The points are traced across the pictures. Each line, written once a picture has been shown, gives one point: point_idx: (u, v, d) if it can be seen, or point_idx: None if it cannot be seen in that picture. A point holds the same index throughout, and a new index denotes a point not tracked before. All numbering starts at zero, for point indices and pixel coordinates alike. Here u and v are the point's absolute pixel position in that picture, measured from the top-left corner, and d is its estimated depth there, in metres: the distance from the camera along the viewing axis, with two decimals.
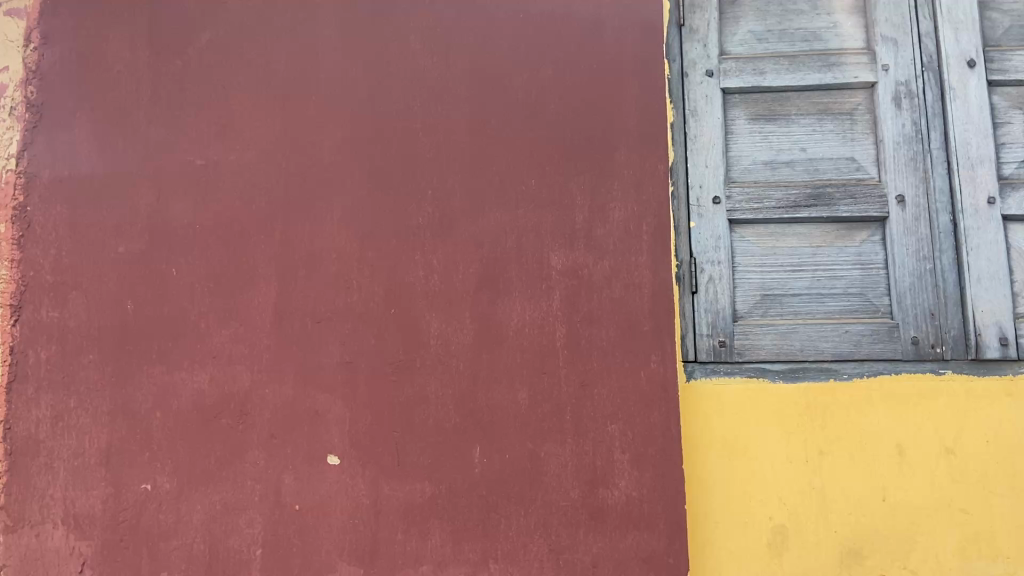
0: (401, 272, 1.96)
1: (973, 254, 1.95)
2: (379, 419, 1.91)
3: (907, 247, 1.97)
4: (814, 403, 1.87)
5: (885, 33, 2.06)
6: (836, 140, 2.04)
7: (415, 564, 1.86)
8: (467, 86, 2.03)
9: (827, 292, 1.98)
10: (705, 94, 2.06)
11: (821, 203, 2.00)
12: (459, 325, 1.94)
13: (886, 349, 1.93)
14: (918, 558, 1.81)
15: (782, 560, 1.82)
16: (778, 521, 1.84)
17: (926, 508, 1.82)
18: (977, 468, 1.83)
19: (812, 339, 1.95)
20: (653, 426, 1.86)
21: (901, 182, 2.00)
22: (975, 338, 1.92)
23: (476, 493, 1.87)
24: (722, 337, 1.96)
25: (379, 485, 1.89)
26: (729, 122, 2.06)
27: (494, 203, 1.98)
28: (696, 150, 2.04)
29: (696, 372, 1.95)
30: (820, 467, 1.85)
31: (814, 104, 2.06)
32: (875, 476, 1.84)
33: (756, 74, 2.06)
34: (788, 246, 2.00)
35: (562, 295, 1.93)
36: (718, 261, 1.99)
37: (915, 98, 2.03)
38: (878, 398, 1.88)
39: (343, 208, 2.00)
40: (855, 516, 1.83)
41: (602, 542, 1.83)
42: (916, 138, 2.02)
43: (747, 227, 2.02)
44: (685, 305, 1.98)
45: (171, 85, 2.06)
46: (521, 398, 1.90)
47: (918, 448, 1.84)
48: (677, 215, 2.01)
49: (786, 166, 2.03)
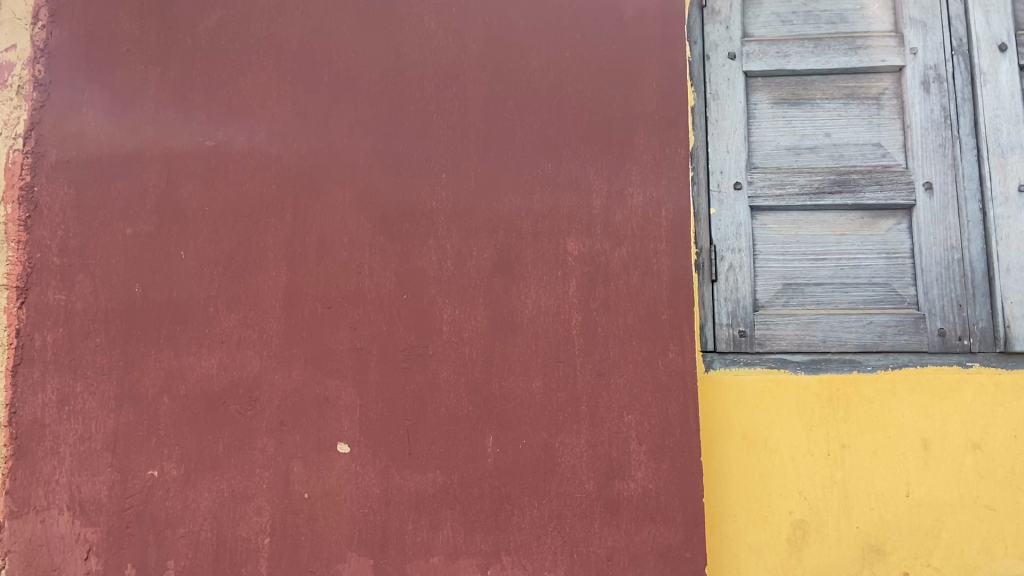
0: (414, 257, 1.92)
1: (1004, 243, 1.87)
2: (390, 406, 1.87)
3: (935, 235, 1.90)
4: (837, 395, 1.82)
5: (914, 15, 1.99)
6: (862, 126, 1.97)
7: (426, 554, 1.82)
8: (482, 67, 1.98)
9: (851, 282, 1.92)
10: (727, 77, 1.99)
11: (846, 190, 1.93)
12: (472, 312, 1.89)
13: (912, 341, 1.86)
14: (943, 556, 1.76)
15: (802, 555, 1.78)
16: (798, 516, 1.79)
17: (952, 505, 1.76)
18: (1004, 464, 1.77)
19: (835, 330, 1.88)
20: (670, 417, 1.81)
21: (929, 168, 1.93)
22: (1004, 331, 1.84)
23: (489, 483, 1.83)
24: (742, 327, 1.90)
25: (389, 474, 1.85)
26: (751, 106, 2.00)
27: (509, 187, 1.93)
28: (716, 135, 1.98)
29: (715, 362, 1.90)
30: (842, 461, 1.79)
31: (839, 88, 1.99)
32: (900, 471, 1.78)
33: (780, 57, 1.99)
34: (811, 234, 1.94)
35: (579, 281, 1.88)
36: (739, 249, 1.93)
37: (944, 83, 1.96)
38: (903, 391, 1.81)
39: (355, 191, 1.95)
40: (878, 512, 1.78)
41: (617, 535, 1.79)
42: (944, 124, 1.94)
43: (769, 214, 1.96)
44: (704, 294, 1.93)
45: (180, 64, 2.02)
46: (536, 386, 1.85)
47: (944, 442, 1.78)
48: (696, 201, 1.96)
49: (809, 151, 1.97)
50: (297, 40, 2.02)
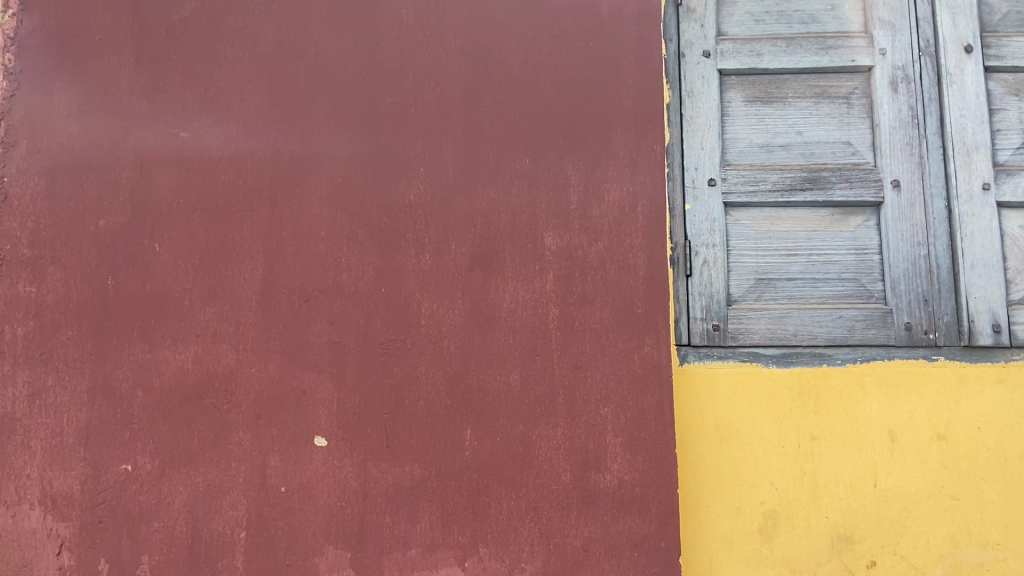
0: (393, 251, 1.92)
1: (967, 240, 1.92)
2: (367, 399, 1.87)
3: (902, 232, 1.95)
4: (807, 387, 1.86)
5: (883, 16, 2.03)
6: (832, 124, 2.01)
7: (403, 547, 1.83)
8: (461, 62, 1.99)
9: (821, 277, 1.95)
10: (702, 75, 2.02)
11: (817, 187, 1.97)
12: (450, 305, 1.90)
13: (880, 335, 1.91)
14: (909, 544, 1.80)
15: (774, 545, 1.81)
16: (769, 506, 1.82)
17: (918, 495, 1.81)
18: (967, 455, 1.82)
19: (806, 324, 1.92)
20: (646, 410, 1.83)
21: (897, 166, 1.97)
22: (968, 325, 1.89)
23: (466, 476, 1.84)
24: (716, 321, 1.94)
25: (367, 467, 1.85)
26: (725, 104, 2.03)
27: (488, 182, 1.94)
28: (691, 131, 2.01)
29: (689, 356, 1.92)
30: (812, 452, 1.83)
31: (810, 87, 2.03)
32: (867, 462, 1.83)
33: (753, 56, 2.02)
34: (783, 230, 1.98)
35: (556, 276, 1.90)
36: (713, 244, 1.96)
37: (912, 83, 2.00)
38: (871, 383, 1.86)
39: (332, 184, 1.95)
40: (846, 502, 1.82)
41: (593, 526, 1.81)
42: (912, 123, 1.98)
43: (742, 210, 1.99)
44: (679, 288, 1.96)
45: (154, 54, 1.99)
46: (513, 379, 1.87)
47: (910, 434, 1.83)
48: (672, 197, 1.98)
49: (782, 149, 2.00)
50: (274, 32, 2.00)
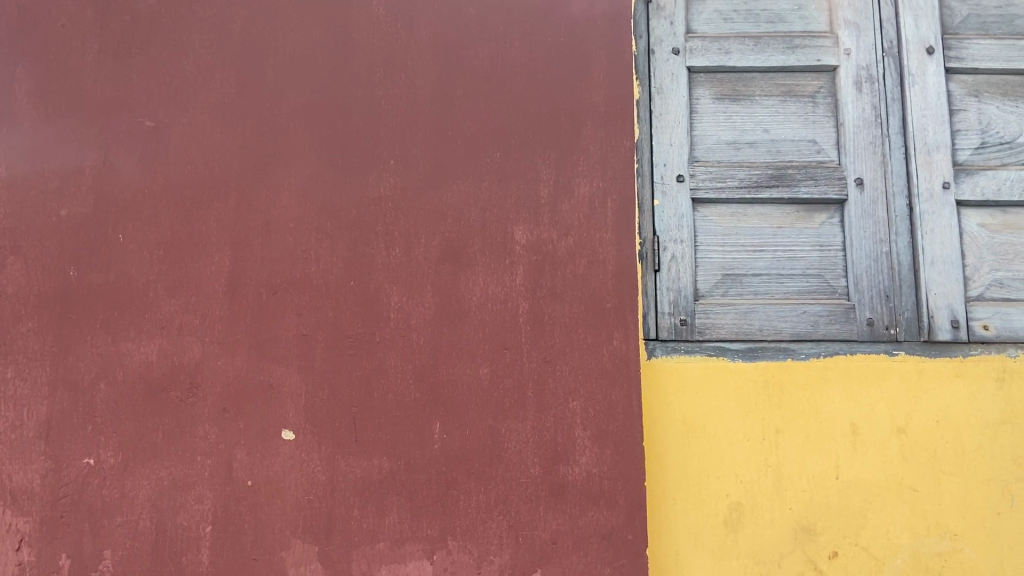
0: (362, 244, 1.91)
1: (928, 238, 1.95)
2: (336, 393, 1.86)
3: (865, 229, 1.97)
4: (772, 381, 1.89)
5: (848, 17, 2.05)
6: (798, 122, 2.03)
7: (371, 540, 1.83)
8: (431, 55, 1.98)
9: (786, 273, 1.98)
10: (671, 72, 2.04)
11: (782, 184, 1.99)
12: (420, 299, 1.90)
13: (842, 330, 1.93)
14: (869, 535, 1.83)
15: (738, 536, 1.84)
16: (734, 498, 1.85)
17: (878, 486, 1.84)
18: (927, 447, 1.84)
19: (770, 319, 1.95)
20: (615, 403, 1.85)
21: (860, 165, 1.99)
22: (928, 320, 1.92)
23: (435, 469, 1.84)
24: (683, 316, 1.96)
25: (335, 461, 1.85)
26: (694, 101, 2.05)
27: (458, 176, 1.94)
28: (660, 128, 2.02)
29: (657, 350, 1.95)
30: (776, 445, 1.86)
31: (776, 85, 2.05)
32: (830, 455, 1.85)
33: (721, 54, 2.04)
34: (750, 226, 2.00)
35: (526, 270, 1.91)
36: (681, 240, 1.99)
37: (875, 83, 2.02)
38: (833, 377, 1.89)
39: (301, 176, 1.94)
40: (809, 494, 1.84)
41: (562, 518, 1.82)
42: (875, 122, 2.01)
43: (710, 207, 2.01)
44: (647, 283, 1.97)
45: (119, 42, 1.96)
46: (483, 373, 1.87)
47: (871, 427, 1.86)
48: (641, 192, 2.00)
49: (748, 146, 2.02)
50: (242, 22, 1.98)
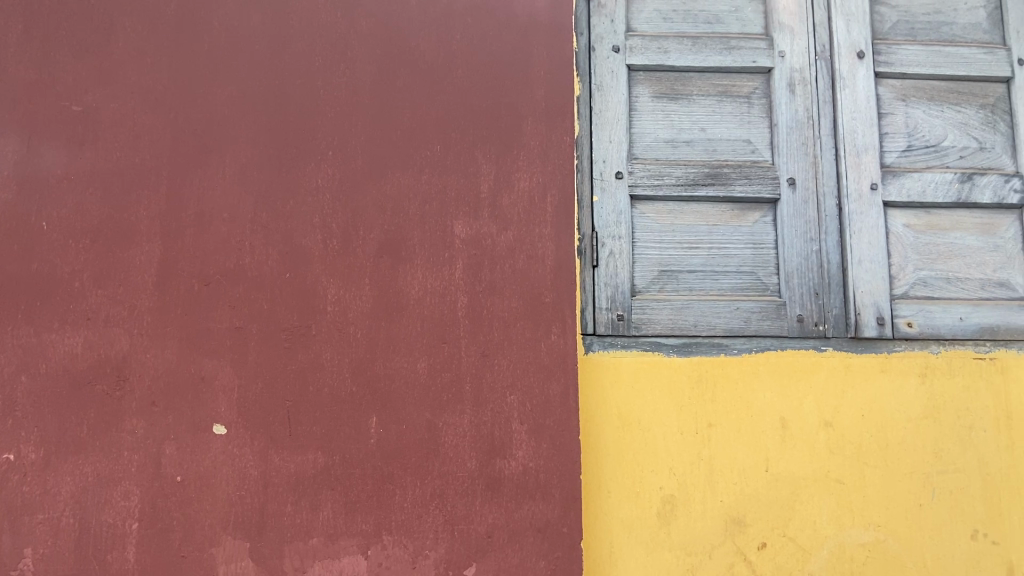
0: (298, 235, 1.89)
1: (856, 237, 2.00)
2: (270, 386, 1.84)
3: (796, 228, 2.02)
4: (705, 376, 1.92)
5: (783, 21, 2.10)
6: (734, 122, 2.07)
7: (304, 536, 1.80)
8: (371, 45, 1.96)
9: (720, 270, 2.01)
10: (611, 69, 2.06)
11: (718, 182, 2.03)
12: (357, 292, 1.88)
13: (773, 326, 1.97)
14: (797, 526, 1.87)
15: (670, 528, 1.86)
16: (667, 491, 1.88)
17: (805, 479, 1.88)
18: (852, 441, 1.90)
19: (705, 315, 1.98)
20: (552, 397, 1.86)
21: (793, 165, 2.04)
22: (855, 317, 1.97)
23: (370, 463, 1.83)
24: (621, 311, 1.98)
25: (268, 455, 1.82)
26: (633, 99, 2.07)
27: (397, 168, 1.93)
28: (600, 125, 2.04)
29: (594, 345, 1.96)
30: (708, 439, 1.90)
31: (713, 85, 2.09)
32: (760, 448, 1.89)
33: (660, 53, 2.07)
34: (686, 224, 2.03)
35: (465, 263, 1.91)
36: (619, 236, 2.01)
37: (808, 86, 2.07)
38: (764, 372, 1.93)
39: (236, 165, 1.90)
40: (739, 487, 1.88)
41: (497, 512, 1.82)
42: (807, 123, 2.06)
43: (647, 204, 2.04)
44: (586, 279, 1.99)
45: (47, 24, 1.90)
46: (421, 366, 1.87)
47: (800, 421, 1.90)
48: (580, 188, 2.01)
49: (686, 145, 2.06)
50: (176, 6, 1.93)
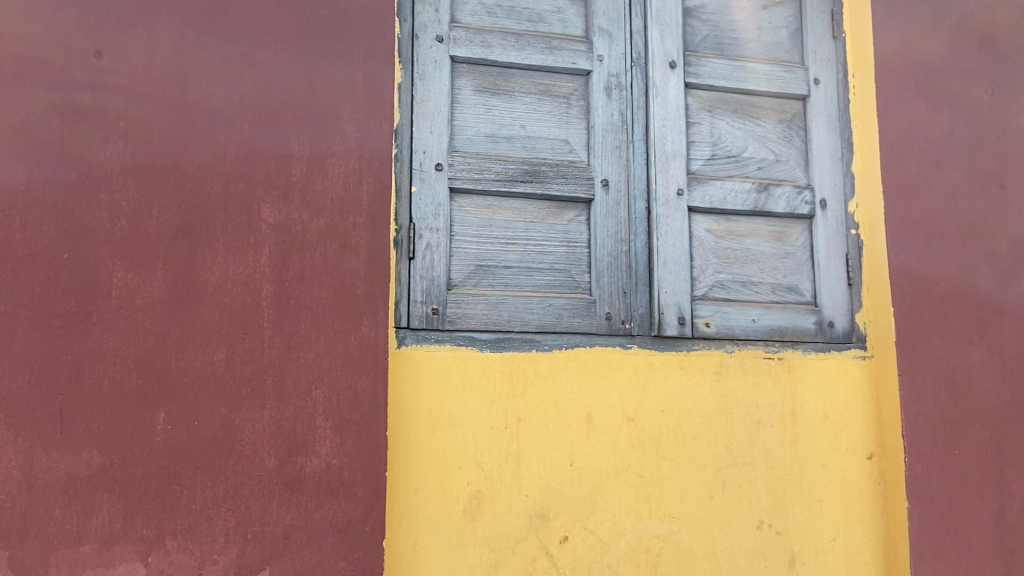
0: (81, 212, 1.71)
1: (662, 240, 2.05)
2: (40, 378, 1.65)
3: (608, 228, 2.04)
4: (516, 371, 1.93)
5: (602, 25, 2.11)
6: (552, 122, 2.07)
7: (75, 543, 1.64)
8: (176, 13, 1.82)
9: (535, 267, 2.01)
10: (433, 59, 2.02)
11: (535, 180, 2.03)
12: (148, 277, 1.73)
13: (583, 323, 2.00)
14: (598, 519, 1.90)
15: (476, 524, 1.85)
16: (474, 487, 1.87)
17: (607, 472, 1.92)
18: (652, 435, 1.95)
19: (518, 310, 1.97)
20: (359, 392, 1.79)
21: (607, 167, 2.06)
22: (659, 316, 2.02)
23: (156, 463, 1.69)
24: (435, 305, 1.94)
25: (34, 454, 1.64)
26: (455, 91, 2.04)
27: (200, 145, 1.80)
28: (421, 114, 1.99)
29: (407, 339, 1.91)
30: (517, 434, 1.90)
31: (534, 84, 2.07)
32: (566, 443, 1.92)
33: (483, 47, 2.05)
34: (503, 219, 2.02)
35: (271, 250, 1.80)
36: (437, 228, 1.97)
37: (623, 91, 2.09)
38: (573, 368, 1.96)
39: (10, 131, 1.70)
40: (545, 481, 1.89)
41: (295, 512, 1.73)
42: (621, 128, 2.08)
43: (466, 197, 2.01)
44: (401, 271, 1.93)
45: None
46: (218, 358, 1.74)
47: (604, 416, 1.94)
48: (398, 178, 1.96)
49: (506, 141, 2.04)
50: None
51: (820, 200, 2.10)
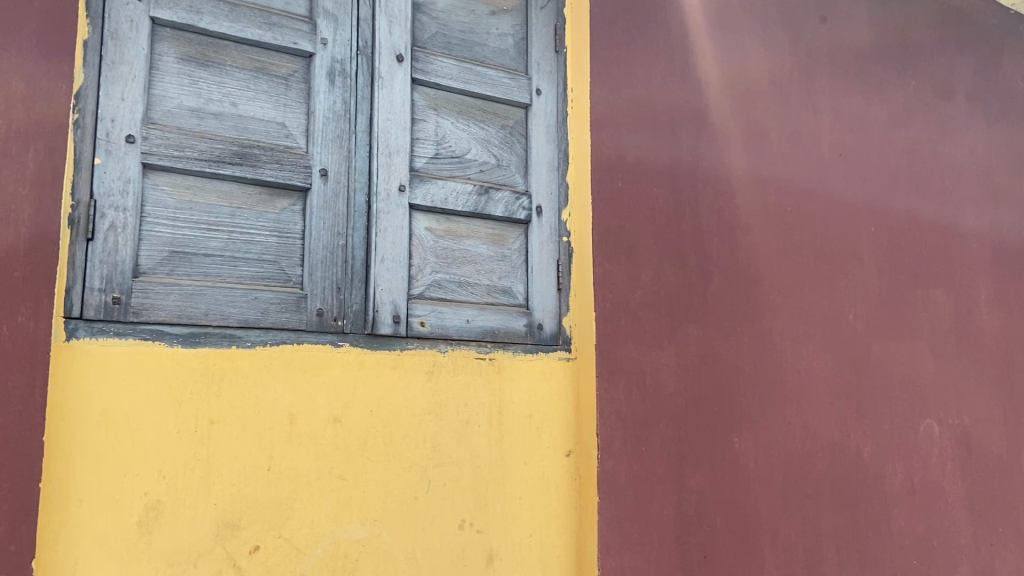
0: None
1: (380, 236, 1.99)
2: None
3: (325, 220, 1.94)
4: (210, 370, 1.77)
5: (328, 8, 2.01)
6: (268, 102, 1.93)
7: None
8: None
9: (241, 256, 1.86)
10: (130, 18, 1.80)
11: (246, 163, 1.87)
12: None
13: (291, 319, 1.88)
14: (294, 526, 1.80)
15: (152, 538, 1.67)
16: (152, 497, 1.68)
17: (308, 476, 1.82)
18: (358, 436, 1.88)
19: (218, 303, 1.81)
20: (9, 392, 1.53)
21: (326, 156, 1.96)
22: (372, 314, 1.95)
23: None
24: (117, 294, 1.72)
25: None
26: (155, 57, 1.83)
27: None
28: (111, 79, 1.76)
29: (78, 331, 1.67)
30: (207, 437, 1.74)
31: (249, 60, 1.93)
32: (263, 446, 1.79)
33: (191, 12, 1.86)
34: (207, 203, 1.84)
35: None
36: (124, 208, 1.75)
37: (348, 79, 2.01)
38: (277, 367, 1.83)
39: None
40: (237, 488, 1.76)
41: None
42: (344, 117, 1.99)
43: (164, 175, 1.81)
44: (76, 253, 1.69)
45: None
46: None
47: (308, 417, 1.84)
48: (79, 147, 1.71)
49: (213, 118, 1.87)
50: None
51: (536, 206, 2.17)
